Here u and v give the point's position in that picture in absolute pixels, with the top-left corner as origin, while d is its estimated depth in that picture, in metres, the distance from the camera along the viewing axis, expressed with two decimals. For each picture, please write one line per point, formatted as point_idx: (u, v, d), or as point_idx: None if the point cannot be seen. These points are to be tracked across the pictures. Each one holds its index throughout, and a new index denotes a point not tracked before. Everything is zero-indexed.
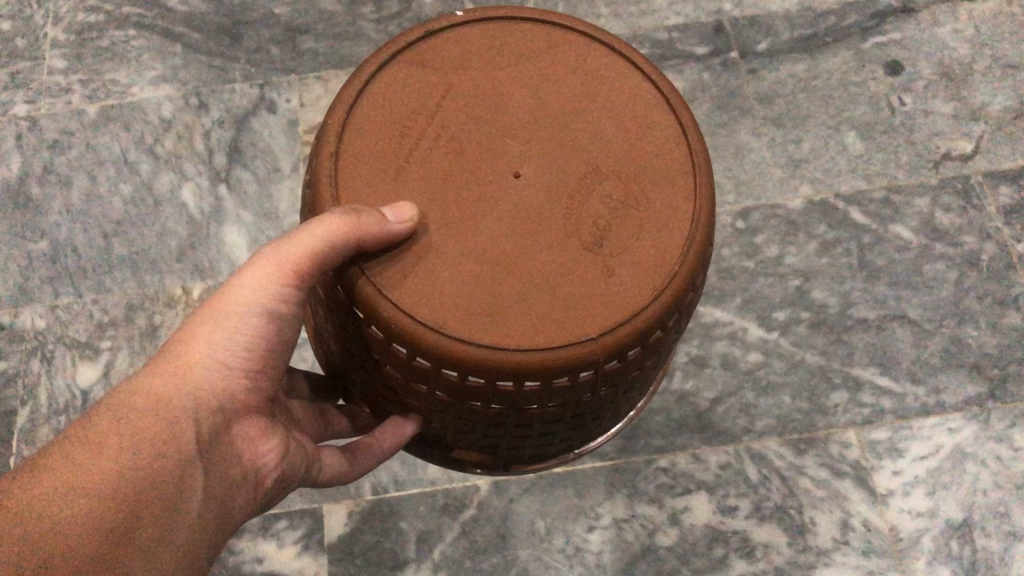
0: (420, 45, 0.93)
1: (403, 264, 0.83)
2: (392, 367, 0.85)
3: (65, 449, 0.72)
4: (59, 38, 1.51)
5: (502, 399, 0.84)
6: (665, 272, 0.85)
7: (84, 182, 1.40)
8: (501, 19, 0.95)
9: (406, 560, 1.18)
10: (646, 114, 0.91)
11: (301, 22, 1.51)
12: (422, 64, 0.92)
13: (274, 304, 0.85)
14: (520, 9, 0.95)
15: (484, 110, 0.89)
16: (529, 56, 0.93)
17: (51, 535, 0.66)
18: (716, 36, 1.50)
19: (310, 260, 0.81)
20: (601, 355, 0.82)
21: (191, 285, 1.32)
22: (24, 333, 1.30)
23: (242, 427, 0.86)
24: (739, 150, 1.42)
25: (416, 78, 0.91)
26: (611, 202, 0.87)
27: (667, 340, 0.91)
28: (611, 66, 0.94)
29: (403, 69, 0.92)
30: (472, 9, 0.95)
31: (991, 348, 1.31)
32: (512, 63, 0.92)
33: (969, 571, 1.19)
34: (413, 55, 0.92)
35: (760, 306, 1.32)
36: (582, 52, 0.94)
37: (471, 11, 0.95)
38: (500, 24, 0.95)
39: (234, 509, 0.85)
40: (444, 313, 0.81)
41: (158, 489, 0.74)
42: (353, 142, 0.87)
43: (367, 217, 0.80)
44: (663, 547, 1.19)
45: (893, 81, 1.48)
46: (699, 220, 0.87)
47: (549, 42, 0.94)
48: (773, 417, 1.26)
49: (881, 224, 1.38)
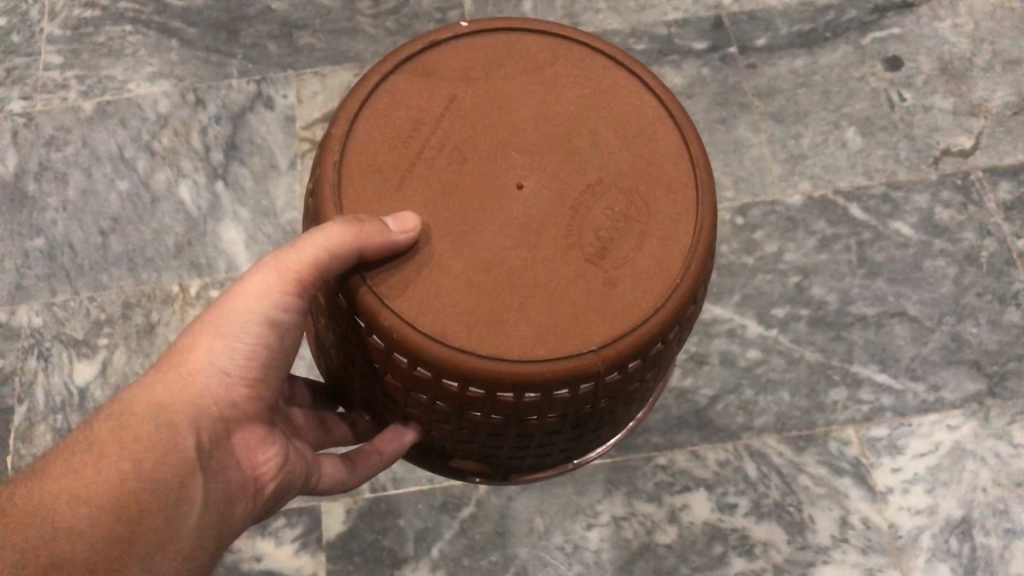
0: (422, 56, 0.92)
1: (404, 274, 0.82)
2: (393, 377, 0.85)
3: (64, 458, 0.72)
4: (55, 34, 1.50)
5: (502, 410, 0.84)
6: (667, 285, 0.84)
7: (80, 179, 1.39)
8: (504, 29, 0.94)
9: (404, 559, 1.17)
10: (650, 127, 0.91)
11: (298, 18, 1.50)
12: (425, 74, 0.91)
13: (276, 313, 0.84)
14: (523, 20, 0.94)
15: (487, 121, 0.89)
16: (533, 67, 0.92)
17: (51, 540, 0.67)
18: (714, 31, 1.49)
19: (312, 268, 0.80)
20: (602, 367, 0.81)
21: (189, 282, 1.32)
22: (22, 331, 1.30)
23: (242, 435, 0.85)
24: (739, 146, 1.42)
25: (418, 89, 0.90)
26: (613, 214, 0.86)
27: (668, 352, 0.91)
28: (614, 78, 0.93)
29: (405, 79, 0.91)
30: (476, 19, 0.95)
31: (991, 345, 1.31)
32: (514, 74, 0.91)
33: (969, 568, 1.19)
34: (415, 65, 0.92)
35: (760, 303, 1.32)
36: (585, 63, 0.93)
37: (475, 22, 0.94)
38: (502, 34, 0.94)
39: (234, 518, 0.83)
40: (445, 324, 0.81)
41: (161, 495, 0.74)
42: (356, 151, 0.87)
43: (369, 227, 0.79)
44: (662, 545, 1.19)
45: (893, 76, 1.48)
46: (701, 233, 0.87)
47: (552, 53, 0.93)
48: (772, 415, 1.25)
49: (881, 220, 1.37)
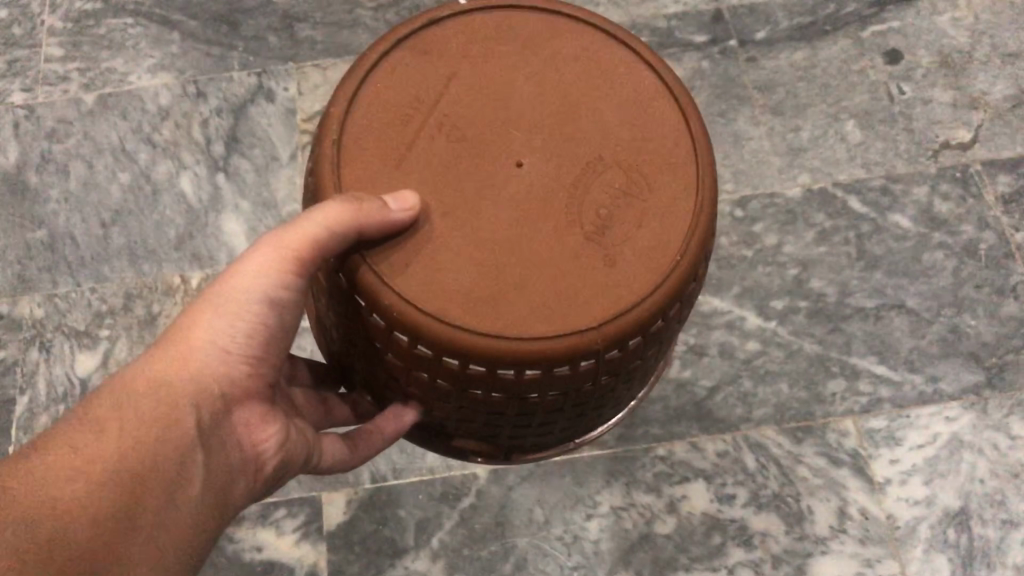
0: (423, 34, 0.93)
1: (404, 252, 0.83)
2: (393, 355, 0.85)
3: (64, 437, 0.73)
4: (56, 26, 1.50)
5: (502, 388, 0.84)
6: (667, 262, 0.85)
7: (82, 171, 1.39)
8: (502, 8, 0.94)
9: (404, 548, 1.18)
10: (650, 105, 0.91)
11: (299, 10, 1.50)
12: (424, 53, 0.92)
13: (276, 291, 0.84)
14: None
15: (487, 100, 0.89)
16: (532, 46, 0.92)
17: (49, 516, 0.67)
18: (714, 25, 1.50)
19: (311, 246, 0.81)
20: (602, 344, 0.82)
21: (190, 274, 1.32)
22: (23, 322, 1.30)
23: (243, 413, 0.86)
24: (738, 139, 1.42)
25: (418, 67, 0.91)
26: (613, 193, 0.86)
27: (669, 330, 0.91)
28: (615, 56, 0.93)
29: (405, 57, 0.91)
30: None
31: (989, 337, 1.31)
32: (514, 52, 0.92)
33: (966, 558, 1.19)
34: (415, 43, 0.92)
35: (759, 295, 1.32)
36: (585, 41, 0.94)
37: (475, 0, 0.94)
38: (501, 13, 0.94)
39: (234, 495, 0.84)
40: (445, 302, 0.81)
41: (159, 474, 0.74)
42: (356, 131, 0.87)
43: (368, 204, 0.80)
44: (661, 536, 1.19)
45: (893, 69, 1.48)
46: (701, 211, 0.87)
47: (553, 30, 0.94)
48: (771, 407, 1.26)
49: (880, 213, 1.38)
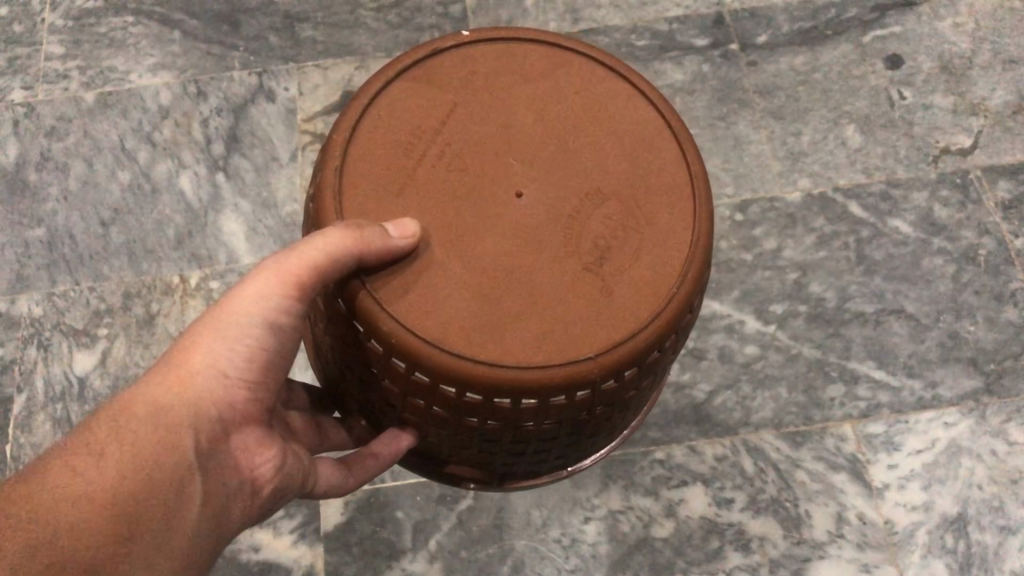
0: (425, 64, 0.93)
1: (404, 278, 0.82)
2: (390, 381, 0.85)
3: (63, 461, 0.73)
4: (57, 24, 1.50)
5: (498, 416, 0.84)
6: (664, 294, 0.85)
7: (82, 169, 1.39)
8: (502, 39, 0.94)
9: (402, 550, 1.18)
10: (648, 136, 0.91)
11: (301, 11, 1.51)
12: (427, 82, 0.92)
13: (276, 315, 0.83)
14: (522, 30, 0.95)
15: (488, 130, 0.89)
16: (534, 77, 0.93)
17: (48, 545, 0.68)
18: (715, 28, 1.50)
19: (311, 271, 0.80)
20: (598, 374, 0.82)
21: (189, 274, 1.32)
22: (22, 320, 1.30)
23: (241, 437, 0.85)
24: (738, 143, 1.42)
25: (419, 97, 0.91)
26: (611, 224, 0.86)
27: (664, 361, 0.91)
28: (613, 88, 0.93)
29: (407, 87, 0.91)
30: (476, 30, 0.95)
31: (989, 344, 1.31)
32: (515, 83, 0.92)
33: (962, 564, 1.19)
34: (418, 73, 0.92)
35: (758, 299, 1.32)
36: (585, 74, 0.94)
37: (477, 31, 0.94)
38: (501, 44, 0.94)
39: (230, 518, 0.83)
40: (444, 330, 0.81)
41: (156, 496, 0.74)
42: (358, 158, 0.87)
43: (369, 231, 0.80)
44: (659, 539, 1.19)
45: (893, 75, 1.48)
46: (698, 243, 0.87)
47: (552, 63, 0.94)
48: (769, 410, 1.26)
49: (879, 217, 1.38)
